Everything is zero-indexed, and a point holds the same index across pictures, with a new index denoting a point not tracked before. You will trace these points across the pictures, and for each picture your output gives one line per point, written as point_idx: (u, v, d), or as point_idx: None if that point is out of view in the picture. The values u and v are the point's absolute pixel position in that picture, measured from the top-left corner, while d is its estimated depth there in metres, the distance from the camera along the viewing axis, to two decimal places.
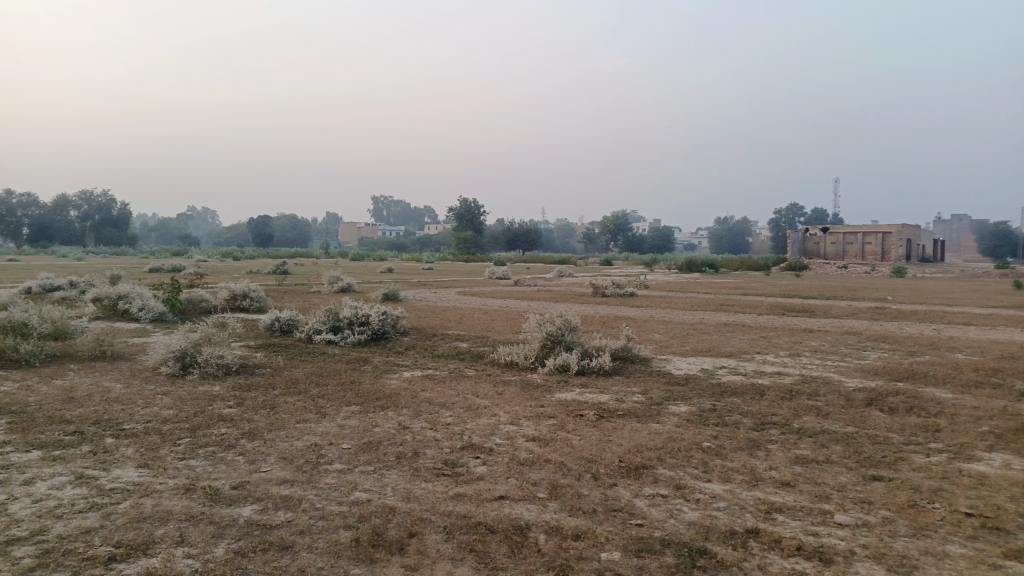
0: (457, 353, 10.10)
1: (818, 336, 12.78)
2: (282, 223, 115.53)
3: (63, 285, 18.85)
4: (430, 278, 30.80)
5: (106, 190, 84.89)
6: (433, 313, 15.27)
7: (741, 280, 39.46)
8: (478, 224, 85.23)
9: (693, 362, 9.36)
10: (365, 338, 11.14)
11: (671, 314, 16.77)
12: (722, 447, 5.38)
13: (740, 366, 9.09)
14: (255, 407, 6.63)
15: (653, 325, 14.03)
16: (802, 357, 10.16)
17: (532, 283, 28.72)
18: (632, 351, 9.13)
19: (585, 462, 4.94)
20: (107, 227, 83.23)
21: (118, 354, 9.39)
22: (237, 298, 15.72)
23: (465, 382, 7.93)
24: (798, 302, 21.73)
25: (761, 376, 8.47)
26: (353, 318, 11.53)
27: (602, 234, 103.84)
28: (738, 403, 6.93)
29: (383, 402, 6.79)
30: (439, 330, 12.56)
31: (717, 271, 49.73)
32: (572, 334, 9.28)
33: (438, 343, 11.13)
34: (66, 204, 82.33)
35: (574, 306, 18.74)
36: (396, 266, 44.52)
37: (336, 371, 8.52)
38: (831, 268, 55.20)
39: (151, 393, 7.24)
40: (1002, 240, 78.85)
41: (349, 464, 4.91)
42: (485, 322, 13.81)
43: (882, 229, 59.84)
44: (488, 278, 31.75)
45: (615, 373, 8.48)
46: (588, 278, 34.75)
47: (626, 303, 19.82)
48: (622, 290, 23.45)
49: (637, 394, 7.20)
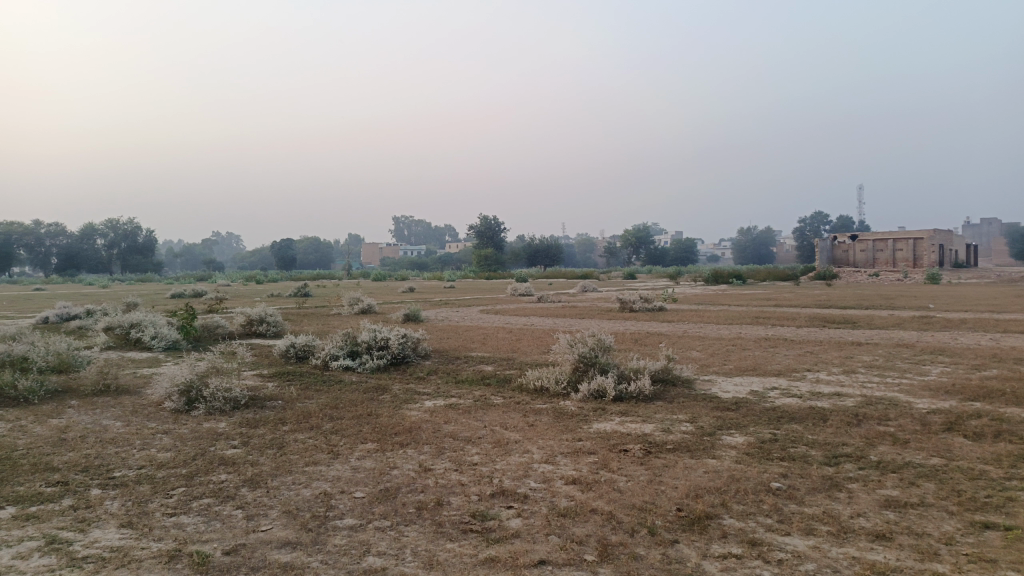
0: (481, 378, 9.41)
1: (869, 350, 11.90)
2: (306, 246, 116.27)
3: (79, 314, 18.50)
4: (452, 297, 30.20)
5: (131, 218, 85.87)
6: (456, 334, 14.64)
7: (771, 291, 38.34)
8: (498, 241, 84.79)
9: (740, 383, 8.60)
10: (385, 363, 10.51)
11: (704, 329, 15.93)
12: (795, 489, 4.62)
13: (792, 387, 8.30)
14: (262, 448, 5.99)
15: (690, 342, 13.25)
16: (857, 375, 9.33)
17: (556, 300, 27.97)
18: (673, 372, 8.38)
19: (637, 511, 4.21)
20: (133, 254, 84.01)
21: (122, 387, 8.83)
22: (253, 323, 15.21)
23: (492, 411, 7.24)
24: (836, 313, 20.73)
25: (817, 398, 7.68)
26: (371, 342, 10.91)
27: (624, 248, 102.86)
28: (800, 432, 6.17)
29: (403, 439, 6.12)
30: (463, 352, 11.90)
31: (744, 282, 48.61)
32: (606, 355, 8.55)
33: (462, 366, 10.46)
34: (93, 233, 83.33)
35: (602, 322, 17.99)
36: (418, 285, 43.97)
37: (353, 402, 7.88)
38: (862, 276, 53.76)
39: (150, 434, 6.62)
40: None
41: (361, 520, 4.23)
42: (510, 342, 13.12)
43: (913, 235, 58.31)
44: (511, 295, 31.14)
45: (656, 398, 7.75)
46: (613, 293, 33.91)
47: (656, 319, 19.00)
48: (650, 305, 22.65)
49: (683, 424, 6.45)
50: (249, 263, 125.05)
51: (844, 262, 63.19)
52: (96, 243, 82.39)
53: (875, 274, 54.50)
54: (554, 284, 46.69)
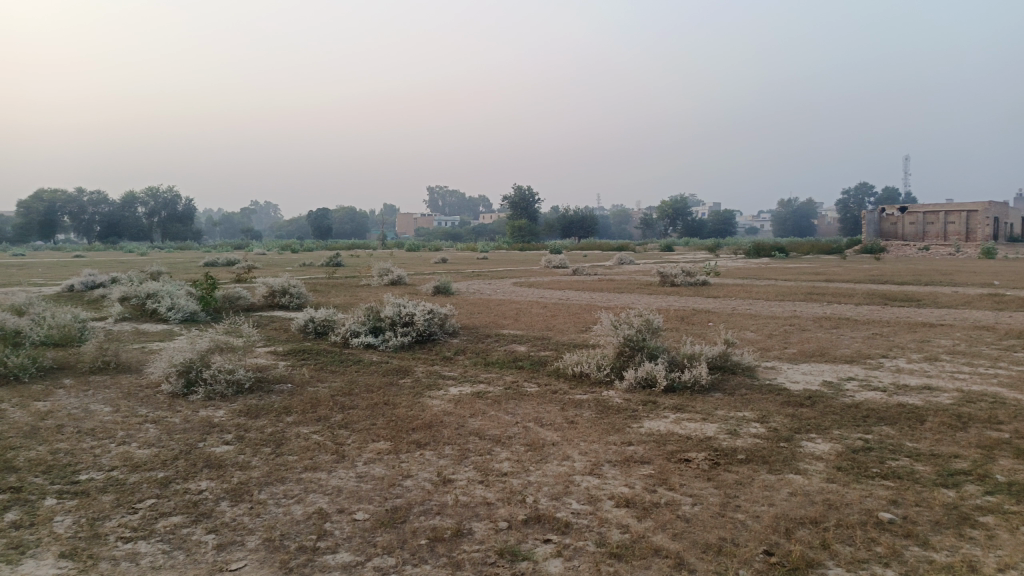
0: (514, 361, 8.47)
1: (945, 333, 10.65)
2: (341, 216, 116.36)
3: (104, 283, 17.97)
4: (484, 269, 29.19)
5: (170, 186, 86.31)
6: (488, 308, 13.71)
7: (817, 262, 39.18)
8: (533, 212, 83.46)
9: (809, 371, 7.53)
10: (409, 341, 9.64)
11: (755, 306, 14.72)
12: (915, 525, 3.59)
13: (870, 378, 7.20)
14: (257, 445, 5.14)
15: (742, 321, 12.12)
16: (943, 363, 8.15)
17: (591, 273, 26.77)
18: (733, 359, 7.34)
19: (715, 557, 3.24)
20: (173, 223, 84.85)
21: (121, 365, 8.07)
22: (275, 294, 14.45)
23: (525, 403, 6.29)
24: (894, 290, 19.30)
25: (905, 392, 6.58)
26: (395, 318, 10.06)
27: (661, 219, 100.75)
28: (897, 439, 5.11)
29: (421, 437, 5.22)
30: (494, 329, 10.97)
31: (789, 255, 46.86)
32: (654, 338, 7.54)
33: (492, 346, 9.52)
34: (133, 201, 83.79)
35: (643, 298, 16.91)
36: (452, 257, 43.16)
37: (369, 387, 7.01)
38: (912, 250, 51.45)
39: (137, 425, 5.82)
40: None
41: (359, 557, 3.33)
42: (546, 319, 12.12)
43: (967, 208, 55.56)
44: (545, 267, 30.09)
45: (713, 389, 6.75)
46: (650, 266, 32.66)
47: (700, 294, 17.81)
48: (692, 279, 21.44)
49: (752, 425, 5.45)
50: (285, 232, 125.60)
51: (892, 235, 60.73)
52: (137, 211, 83.05)
53: (926, 248, 52.12)
54: (590, 256, 45.60)
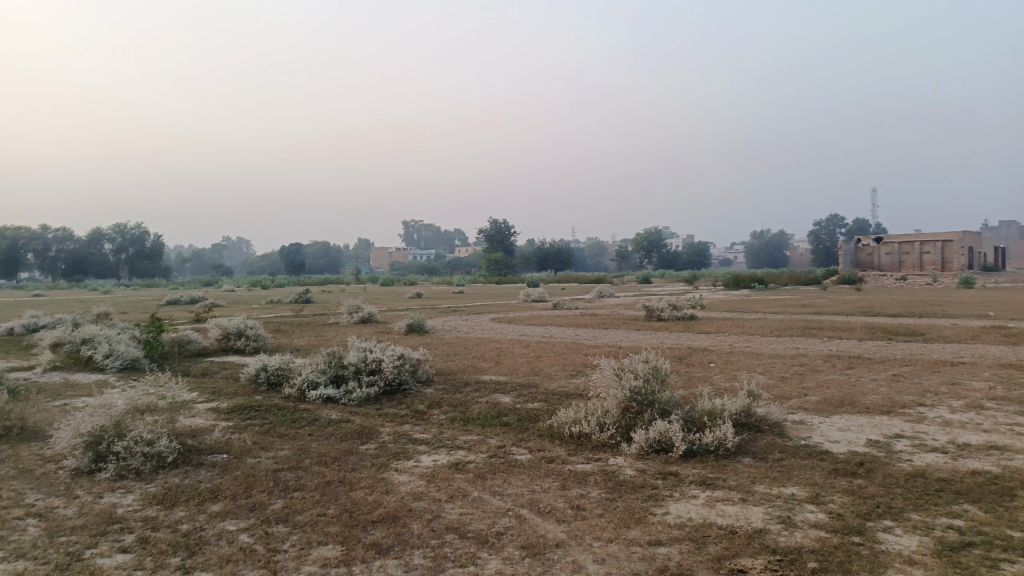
0: (498, 417, 7.26)
1: (972, 373, 9.61)
2: (315, 251, 114.74)
3: (46, 325, 16.42)
4: (461, 304, 28.00)
5: (139, 223, 84.20)
6: (466, 350, 12.48)
7: (799, 294, 38.26)
8: (508, 245, 82.58)
9: (845, 426, 6.41)
10: (376, 392, 8.39)
11: (754, 343, 13.62)
12: None
13: (920, 435, 6.08)
14: (162, 555, 3.85)
15: (745, 361, 11.03)
16: (993, 412, 7.06)
17: (572, 307, 25.72)
18: (758, 415, 6.20)
19: None
20: (142, 260, 82.56)
21: (25, 432, 6.70)
22: (229, 337, 13.07)
23: (515, 479, 5.07)
24: (891, 323, 18.36)
25: (971, 454, 5.46)
26: (360, 365, 8.80)
27: (637, 251, 100.48)
28: (1001, 529, 3.96)
29: (383, 538, 3.97)
30: (473, 376, 9.75)
31: (769, 287, 46.17)
32: (662, 390, 6.41)
33: (471, 397, 8.28)
34: (100, 237, 81.34)
35: (631, 335, 15.79)
36: (427, 291, 41.83)
37: (323, 457, 5.74)
38: (889, 281, 51.18)
39: (14, 520, 4.48)
40: None
41: None
42: (530, 362, 10.91)
43: (941, 238, 55.58)
44: (525, 301, 28.97)
45: (740, 454, 5.60)
46: (631, 299, 31.62)
47: (691, 330, 16.72)
48: (680, 313, 20.39)
49: (808, 509, 4.29)
50: (258, 268, 123.30)
51: (868, 265, 60.77)
52: (104, 248, 80.66)
53: (903, 278, 51.91)
54: (568, 289, 44.63)
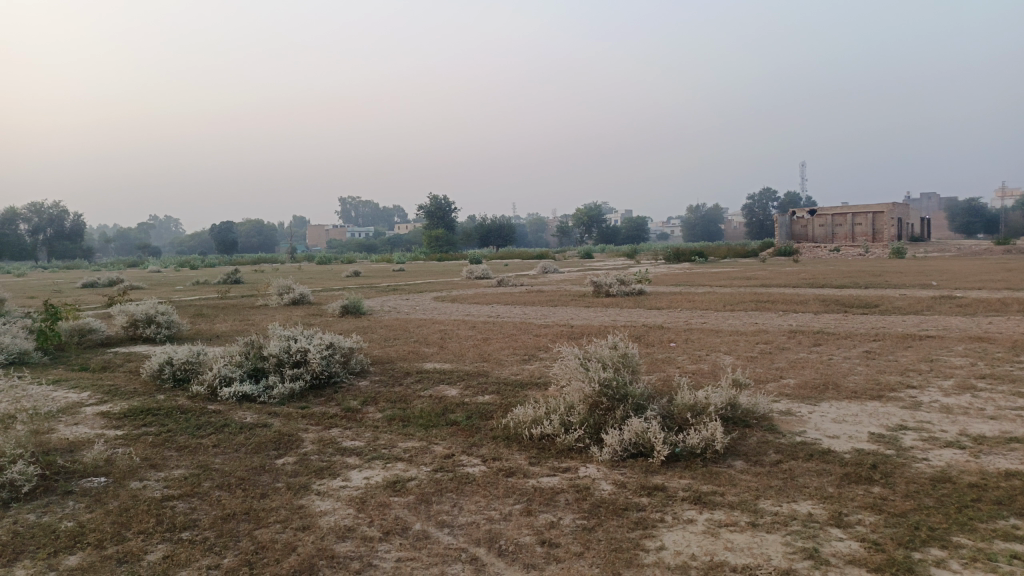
0: (444, 415, 6.25)
1: (946, 348, 9.06)
2: (248, 229, 110.84)
3: None
4: (401, 282, 26.79)
5: (57, 202, 79.36)
6: (405, 333, 11.39)
7: (740, 267, 38.21)
8: (449, 221, 81.12)
9: (841, 416, 5.66)
10: (301, 388, 7.27)
11: (710, 319, 12.95)
12: None
13: (926, 426, 5.34)
14: None
15: (708, 340, 10.30)
16: (989, 394, 6.43)
17: (517, 283, 24.82)
18: (746, 407, 5.36)
19: None
20: (61, 241, 77.93)
21: None
22: (137, 325, 11.61)
23: (469, 502, 4.08)
24: (841, 295, 18.03)
25: (992, 449, 4.73)
26: (282, 357, 7.66)
27: (577, 227, 100.28)
28: None
29: None
30: (415, 364, 8.69)
31: (709, 260, 46.28)
32: (633, 381, 5.52)
33: (412, 391, 7.23)
34: (15, 218, 76.25)
35: (582, 312, 14.96)
36: (365, 269, 40.31)
37: (227, 480, 4.62)
38: (824, 252, 52.03)
39: None
40: (975, 219, 79.79)
41: None
42: (477, 346, 9.89)
43: (873, 209, 56.80)
44: (468, 278, 27.93)
45: (728, 456, 4.76)
46: (576, 274, 30.86)
47: (642, 306, 15.99)
48: (628, 288, 19.72)
49: (835, 536, 3.44)
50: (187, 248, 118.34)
51: (804, 237, 61.73)
52: (19, 229, 75.79)
53: (837, 249, 52.85)
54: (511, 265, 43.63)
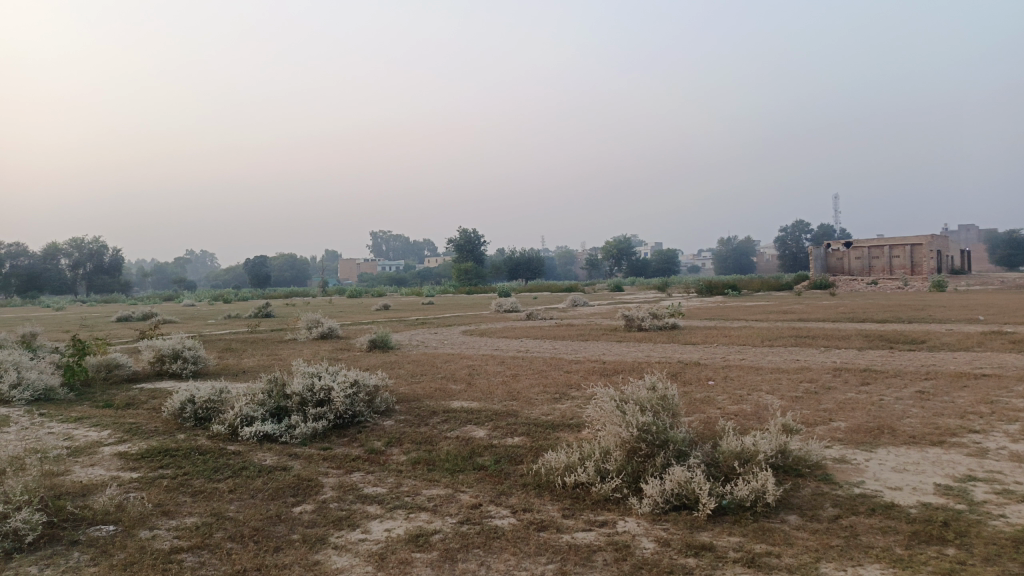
0: (472, 458, 5.91)
1: (1005, 389, 8.49)
2: (281, 263, 112.34)
3: None
4: (430, 316, 26.63)
5: (96, 237, 81.27)
6: (433, 369, 11.10)
7: (774, 300, 37.40)
8: (479, 255, 81.33)
9: (900, 465, 5.21)
10: (323, 428, 7.00)
11: (748, 355, 12.47)
12: None
13: (998, 477, 4.87)
14: None
15: (747, 378, 9.84)
16: None
17: (546, 317, 24.51)
18: (797, 455, 4.95)
19: None
20: (100, 275, 79.61)
21: None
22: (164, 360, 11.49)
23: (497, 561, 3.74)
24: (884, 330, 17.35)
25: None
26: (305, 396, 7.41)
27: (607, 260, 99.82)
28: None
29: None
30: (441, 402, 8.38)
31: (741, 293, 45.49)
32: (674, 426, 5.15)
33: (438, 432, 6.91)
34: (57, 253, 78.21)
35: (613, 347, 14.55)
36: (395, 303, 40.33)
37: (241, 531, 4.33)
38: (861, 285, 50.86)
39: None
40: (1016, 251, 77.83)
41: None
42: (506, 383, 9.56)
43: (911, 241, 55.55)
44: (497, 312, 27.67)
45: (781, 510, 4.36)
46: (606, 308, 30.42)
47: (676, 341, 15.54)
48: (660, 322, 19.26)
49: None
50: (222, 281, 120.26)
51: (839, 269, 60.51)
52: (61, 263, 77.68)
53: (874, 282, 51.65)
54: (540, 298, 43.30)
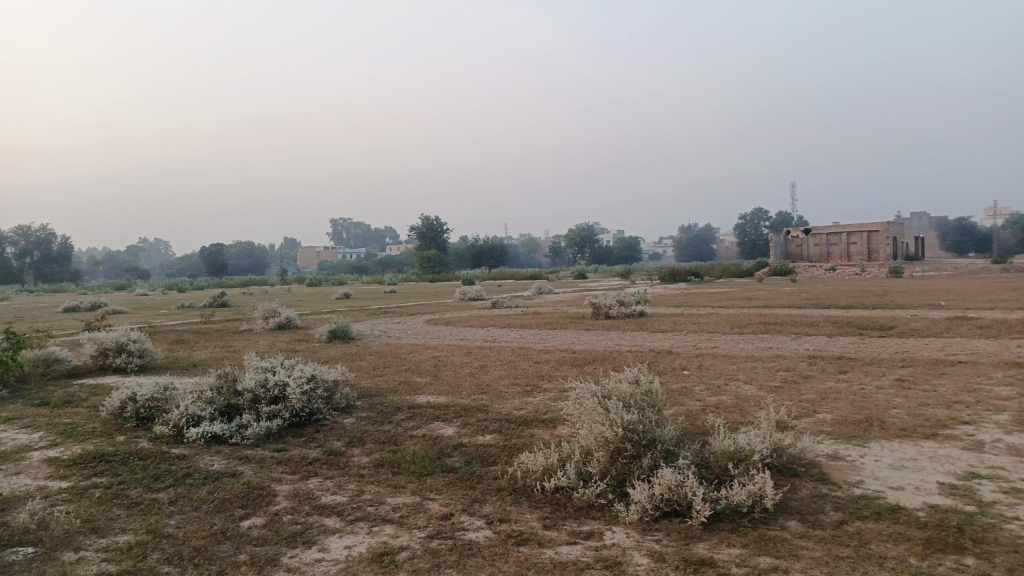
0: (440, 460, 5.45)
1: (984, 376, 8.32)
2: (239, 251, 109.93)
3: None
4: (393, 304, 26.00)
5: (43, 224, 78.21)
6: (396, 361, 10.58)
7: (737, 287, 37.49)
8: (442, 242, 80.47)
9: (897, 461, 4.90)
10: (278, 427, 6.47)
11: (720, 343, 12.22)
12: None
13: (1002, 474, 4.58)
14: None
15: (723, 367, 9.54)
16: None
17: (512, 305, 24.08)
18: (792, 453, 4.61)
19: None
20: (49, 263, 76.70)
21: None
22: (107, 354, 10.76)
23: None
24: (851, 316, 17.31)
25: None
26: (258, 393, 6.86)
27: (570, 248, 99.82)
28: None
29: None
30: (406, 397, 7.89)
31: (704, 280, 45.66)
32: (660, 424, 4.76)
33: (402, 430, 6.43)
34: (2, 241, 75.03)
35: (582, 336, 14.19)
36: (356, 291, 39.46)
37: (179, 552, 3.80)
38: (820, 272, 51.59)
39: None
40: (966, 238, 79.98)
41: None
42: (474, 375, 9.09)
43: (868, 229, 56.50)
44: (462, 300, 27.20)
45: (780, 515, 4.00)
46: (572, 295, 30.15)
47: (645, 329, 15.25)
48: (628, 310, 18.99)
49: None
50: (177, 270, 117.16)
51: (798, 256, 61.30)
52: (6, 252, 74.64)
53: (833, 268, 52.40)
54: (504, 286, 42.79)
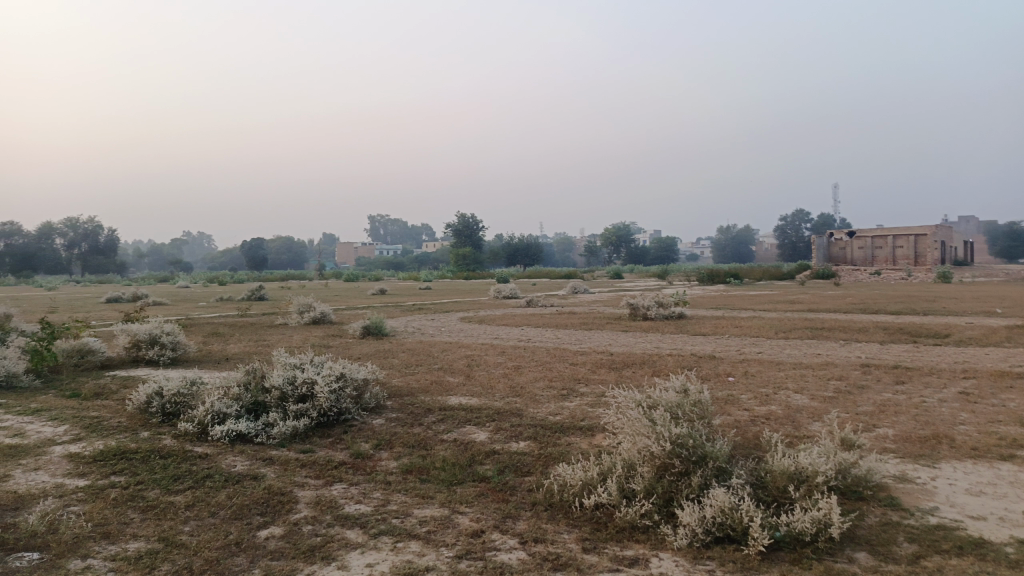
0: (472, 468, 5.13)
1: None
2: (279, 245, 111.37)
3: None
4: (427, 301, 25.82)
5: (91, 217, 80.09)
6: (429, 359, 10.30)
7: (779, 289, 36.51)
8: (478, 240, 80.36)
9: (974, 486, 4.44)
10: (304, 427, 6.23)
11: (765, 348, 11.71)
12: None
13: None
14: None
15: (770, 374, 9.06)
16: None
17: (548, 303, 23.70)
18: (858, 474, 4.19)
19: None
20: (96, 255, 78.52)
21: None
22: (140, 347, 10.69)
23: None
24: (902, 322, 16.57)
25: None
26: (286, 390, 6.62)
27: (607, 247, 98.96)
28: None
29: None
30: (438, 398, 7.59)
31: (744, 282, 44.68)
32: (710, 438, 4.37)
33: (432, 434, 6.13)
34: (52, 232, 77.02)
35: (620, 337, 13.77)
36: (392, 287, 39.39)
37: (190, 565, 3.53)
38: (865, 275, 50.18)
39: None
40: (1018, 243, 77.21)
41: None
42: (508, 377, 8.76)
43: (916, 232, 54.79)
44: (497, 298, 26.89)
45: (846, 545, 3.59)
46: (608, 295, 29.66)
47: (685, 332, 14.75)
48: (667, 311, 18.48)
49: None
50: (219, 263, 119.14)
51: (842, 259, 59.73)
52: (56, 243, 76.59)
53: (878, 271, 50.90)
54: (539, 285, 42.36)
